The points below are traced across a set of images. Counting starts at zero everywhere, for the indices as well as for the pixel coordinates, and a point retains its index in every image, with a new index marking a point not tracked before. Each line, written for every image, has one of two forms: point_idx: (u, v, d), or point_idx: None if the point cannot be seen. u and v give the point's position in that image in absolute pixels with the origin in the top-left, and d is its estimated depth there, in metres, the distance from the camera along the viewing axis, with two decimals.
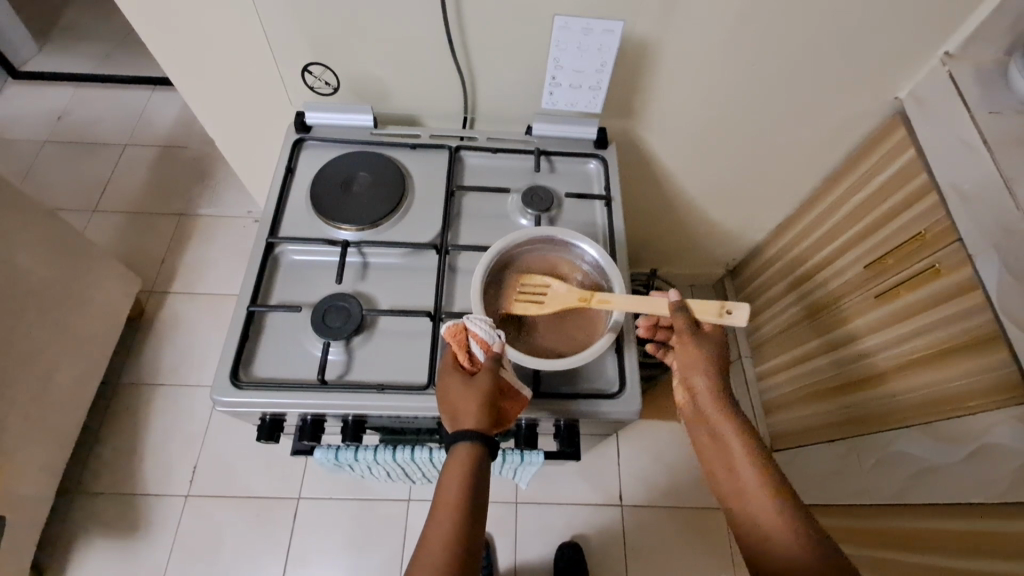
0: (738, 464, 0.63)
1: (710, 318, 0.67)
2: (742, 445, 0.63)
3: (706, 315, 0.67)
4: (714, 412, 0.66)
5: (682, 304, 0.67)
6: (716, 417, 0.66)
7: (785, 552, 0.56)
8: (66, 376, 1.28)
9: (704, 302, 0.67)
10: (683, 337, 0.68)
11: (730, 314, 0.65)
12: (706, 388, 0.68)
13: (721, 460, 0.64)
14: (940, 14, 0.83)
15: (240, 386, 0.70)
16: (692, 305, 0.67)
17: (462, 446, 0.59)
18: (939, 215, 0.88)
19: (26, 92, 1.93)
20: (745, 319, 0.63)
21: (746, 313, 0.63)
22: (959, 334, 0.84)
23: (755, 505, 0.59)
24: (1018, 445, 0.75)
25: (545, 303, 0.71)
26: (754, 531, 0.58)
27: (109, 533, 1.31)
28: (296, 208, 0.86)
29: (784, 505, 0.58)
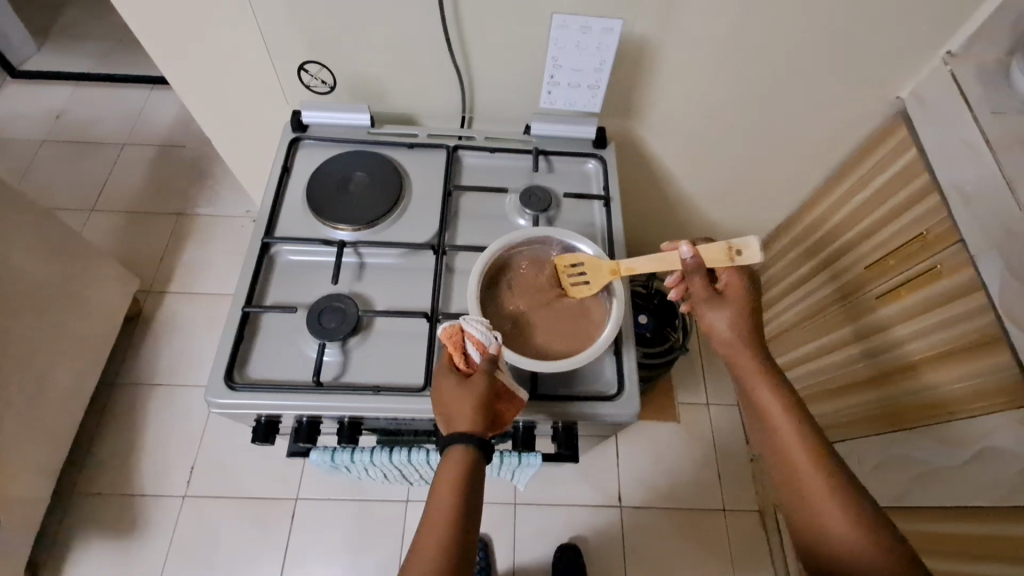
0: (783, 441, 0.62)
1: (722, 264, 0.66)
2: (791, 424, 0.62)
3: (718, 261, 0.66)
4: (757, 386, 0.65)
5: (697, 261, 0.67)
6: (763, 392, 0.65)
7: (838, 534, 0.56)
8: (63, 377, 1.28)
9: (712, 246, 0.67)
10: (701, 303, 0.69)
11: (742, 255, 0.65)
12: (750, 361, 0.66)
13: (768, 435, 0.64)
14: (943, 13, 0.82)
15: (234, 388, 0.69)
16: (704, 255, 0.67)
17: (455, 450, 0.58)
18: (940, 217, 0.87)
19: (24, 91, 1.92)
20: (758, 256, 0.64)
21: (757, 248, 0.64)
22: (958, 336, 0.83)
23: (802, 483, 0.59)
24: (1019, 447, 0.74)
25: (591, 279, 0.72)
26: (803, 510, 0.59)
27: (105, 534, 1.30)
28: (292, 207, 0.86)
29: (836, 485, 0.58)
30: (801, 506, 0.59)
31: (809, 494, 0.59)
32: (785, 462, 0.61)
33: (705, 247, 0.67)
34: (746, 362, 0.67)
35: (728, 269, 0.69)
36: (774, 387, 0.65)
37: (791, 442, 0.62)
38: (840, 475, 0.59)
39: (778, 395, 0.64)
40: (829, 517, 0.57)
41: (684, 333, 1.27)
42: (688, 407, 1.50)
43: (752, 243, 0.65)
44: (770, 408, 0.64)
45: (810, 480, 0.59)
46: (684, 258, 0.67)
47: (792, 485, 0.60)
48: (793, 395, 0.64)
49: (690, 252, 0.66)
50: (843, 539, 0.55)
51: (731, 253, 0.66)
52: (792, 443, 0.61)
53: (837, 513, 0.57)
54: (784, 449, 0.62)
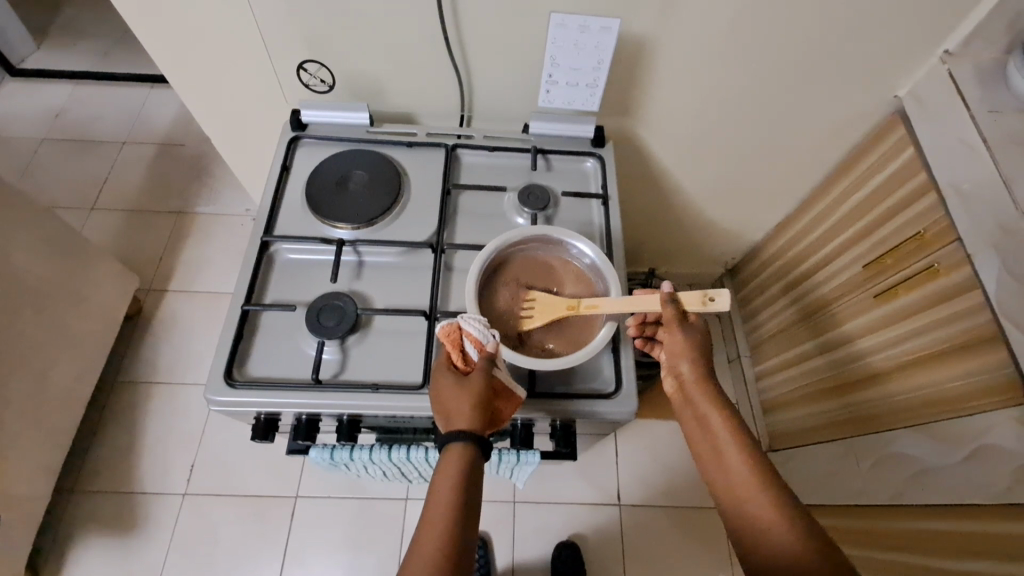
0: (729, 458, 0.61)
1: (695, 308, 0.66)
2: (732, 438, 0.62)
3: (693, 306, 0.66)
4: (704, 405, 0.65)
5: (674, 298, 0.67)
6: (705, 408, 0.65)
7: (779, 550, 0.54)
8: (63, 376, 1.28)
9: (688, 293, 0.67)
10: (671, 326, 0.68)
11: (714, 302, 0.64)
12: (696, 378, 0.67)
13: (711, 451, 0.63)
14: (939, 12, 0.82)
15: (234, 385, 0.70)
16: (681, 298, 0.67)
17: (455, 448, 0.58)
18: (936, 215, 0.88)
19: (24, 90, 1.93)
20: (728, 305, 0.62)
21: (729, 297, 0.62)
22: (957, 334, 0.84)
23: (746, 498, 0.58)
24: (1016, 446, 0.74)
25: (535, 315, 0.71)
26: (745, 524, 0.57)
27: (106, 531, 1.31)
28: (291, 206, 0.86)
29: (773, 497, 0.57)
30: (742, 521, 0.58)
31: (749, 507, 0.58)
32: (726, 476, 0.61)
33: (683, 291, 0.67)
34: (691, 379, 0.67)
35: None
36: (716, 402, 0.65)
37: (733, 456, 0.61)
38: (779, 488, 0.58)
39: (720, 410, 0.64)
40: (768, 529, 0.56)
41: None
42: None
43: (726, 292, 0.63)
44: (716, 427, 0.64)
45: (750, 492, 0.58)
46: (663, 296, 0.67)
47: (733, 501, 0.59)
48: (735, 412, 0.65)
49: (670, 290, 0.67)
50: (782, 551, 0.54)
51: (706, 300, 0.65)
52: (734, 457, 0.61)
53: (777, 524, 0.56)
54: (726, 463, 0.62)
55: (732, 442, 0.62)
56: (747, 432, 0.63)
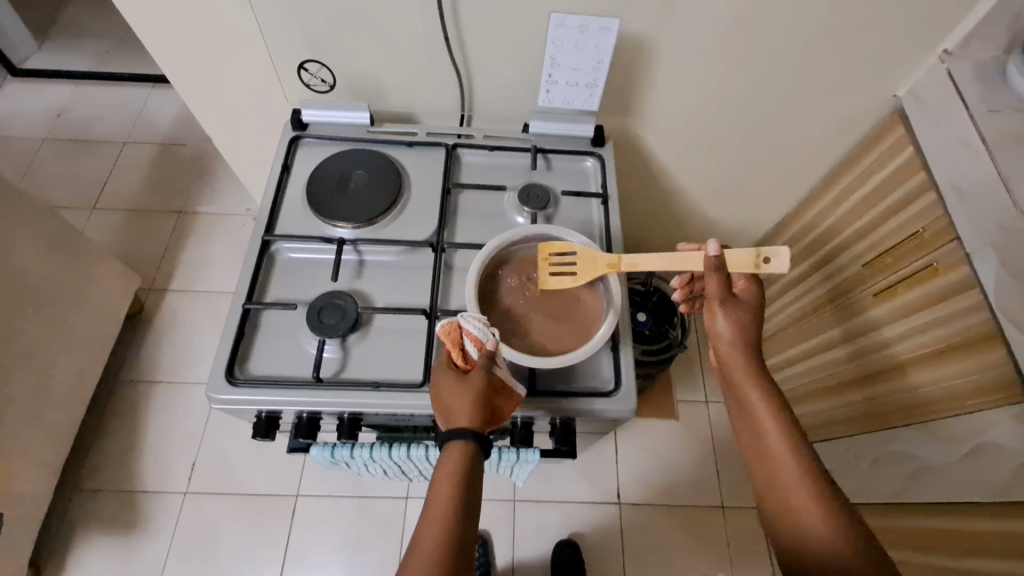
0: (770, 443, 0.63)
1: (747, 269, 0.65)
2: (775, 423, 0.64)
3: (743, 267, 0.65)
4: (748, 387, 0.67)
5: (719, 261, 0.65)
6: (749, 391, 0.66)
7: (815, 538, 0.56)
8: (65, 375, 1.29)
9: (739, 253, 0.65)
10: (715, 301, 0.68)
11: (768, 263, 0.63)
12: (741, 361, 0.68)
13: (752, 432, 0.65)
14: (938, 13, 0.83)
15: (235, 383, 0.70)
16: (730, 260, 0.66)
17: (455, 446, 0.59)
18: (935, 215, 0.87)
19: (25, 90, 1.93)
20: (787, 266, 0.62)
21: (788, 257, 0.61)
22: (953, 333, 0.84)
23: (785, 486, 0.60)
24: (1015, 443, 0.75)
25: (578, 272, 0.72)
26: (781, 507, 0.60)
27: (108, 530, 1.31)
28: (292, 205, 0.86)
29: (813, 484, 0.59)
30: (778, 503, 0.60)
31: (786, 490, 0.60)
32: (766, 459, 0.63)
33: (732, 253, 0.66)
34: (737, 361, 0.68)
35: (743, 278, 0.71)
36: (761, 385, 0.66)
37: (774, 441, 0.63)
38: (818, 476, 0.60)
39: (764, 394, 0.65)
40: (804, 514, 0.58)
41: (683, 330, 1.28)
42: (687, 405, 1.51)
43: (782, 251, 0.63)
44: (757, 411, 0.65)
45: (789, 477, 0.60)
46: (709, 257, 0.65)
47: (771, 483, 0.61)
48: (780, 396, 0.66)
49: (716, 253, 0.64)
50: (817, 537, 0.56)
51: (758, 260, 0.64)
52: (775, 442, 0.63)
53: (813, 510, 0.58)
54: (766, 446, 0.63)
55: (774, 427, 0.64)
56: (791, 417, 0.64)
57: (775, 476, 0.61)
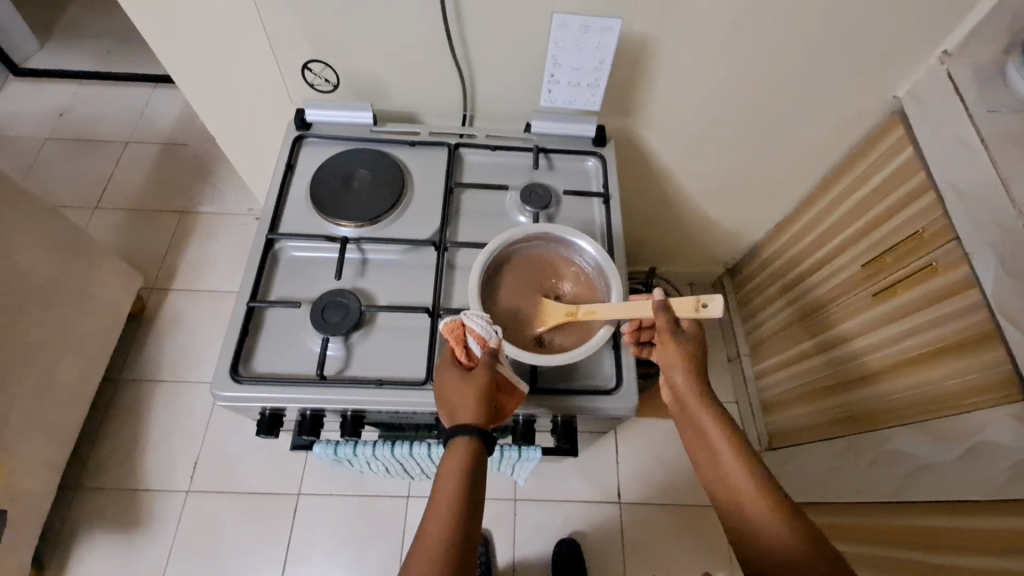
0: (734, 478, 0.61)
1: (688, 314, 0.66)
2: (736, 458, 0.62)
3: (685, 311, 0.66)
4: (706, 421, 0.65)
5: (665, 304, 0.67)
6: (699, 415, 0.66)
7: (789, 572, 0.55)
8: (68, 373, 1.29)
9: (681, 298, 0.67)
10: (666, 338, 0.67)
11: (707, 308, 0.65)
12: (689, 387, 0.67)
13: (707, 457, 0.65)
14: (936, 14, 0.83)
15: (240, 380, 0.71)
16: (673, 304, 0.67)
17: (460, 441, 0.59)
18: (935, 214, 0.88)
19: (28, 90, 1.94)
20: (722, 311, 0.63)
21: (721, 304, 0.63)
22: (953, 333, 0.85)
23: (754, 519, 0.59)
24: (1013, 442, 0.75)
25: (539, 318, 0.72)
26: (743, 528, 0.59)
27: (110, 529, 1.32)
28: (296, 204, 0.87)
29: (768, 500, 0.59)
30: (740, 524, 0.60)
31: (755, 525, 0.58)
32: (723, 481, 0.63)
33: (675, 298, 0.67)
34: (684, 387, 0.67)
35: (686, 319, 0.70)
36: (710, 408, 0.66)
37: (727, 462, 0.63)
38: (773, 491, 0.60)
39: (715, 418, 0.65)
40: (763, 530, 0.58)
41: None
42: None
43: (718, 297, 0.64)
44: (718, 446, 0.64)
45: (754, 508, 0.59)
46: (656, 301, 0.67)
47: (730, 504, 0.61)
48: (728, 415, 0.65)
49: (661, 297, 0.66)
50: (778, 551, 0.56)
51: (698, 306, 0.66)
52: (729, 463, 0.62)
53: (771, 525, 0.57)
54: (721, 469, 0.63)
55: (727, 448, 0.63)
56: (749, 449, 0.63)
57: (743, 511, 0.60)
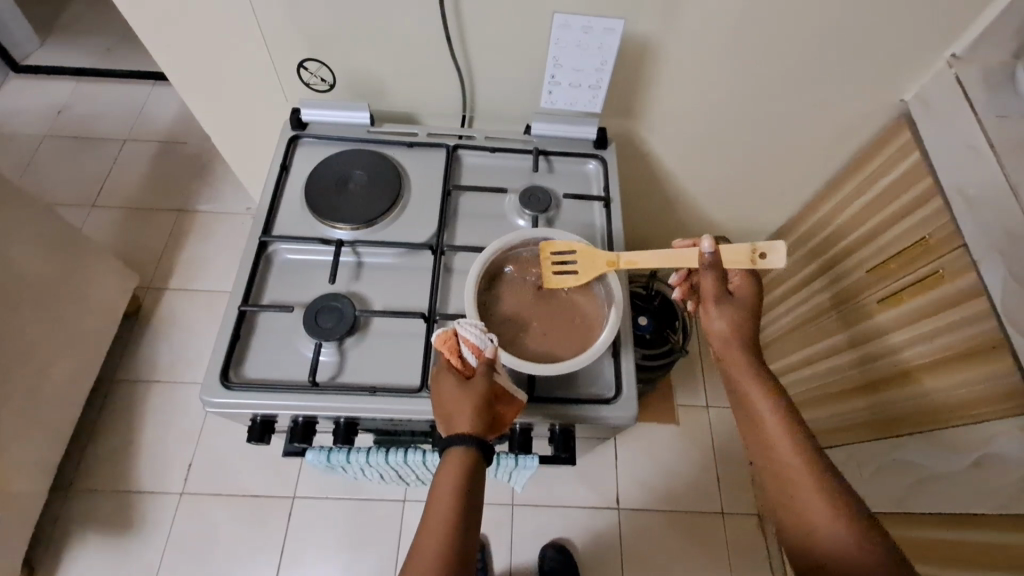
0: (778, 451, 0.63)
1: (743, 265, 0.65)
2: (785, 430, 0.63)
3: (739, 263, 0.65)
4: (751, 388, 0.66)
5: (714, 258, 0.66)
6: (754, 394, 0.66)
7: (829, 546, 0.57)
8: (63, 374, 1.28)
9: (734, 247, 0.65)
10: (711, 301, 0.69)
11: (764, 259, 0.64)
12: (738, 353, 0.68)
13: (753, 424, 0.66)
14: (946, 17, 0.82)
15: (230, 386, 0.69)
16: (724, 255, 0.66)
17: (456, 451, 0.58)
18: (942, 220, 0.86)
19: (27, 86, 1.92)
20: (783, 262, 0.62)
21: (784, 254, 0.62)
22: (961, 341, 0.82)
23: (801, 499, 0.60)
24: (1019, 454, 0.74)
25: (580, 271, 0.71)
26: (790, 514, 0.60)
27: (102, 530, 1.30)
28: (291, 205, 0.85)
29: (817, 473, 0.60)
30: (789, 508, 0.60)
31: (801, 504, 0.59)
32: (778, 470, 0.62)
33: (727, 248, 0.66)
34: (740, 369, 0.68)
35: (740, 275, 0.71)
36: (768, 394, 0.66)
37: (773, 431, 0.64)
38: (831, 480, 0.60)
39: (763, 388, 0.66)
40: (816, 514, 0.58)
41: (685, 335, 1.27)
42: (687, 409, 1.49)
43: (777, 246, 0.63)
44: (765, 414, 0.65)
45: (798, 484, 0.60)
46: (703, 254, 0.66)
47: (784, 493, 0.61)
48: (787, 402, 0.65)
49: (711, 249, 0.65)
50: (830, 541, 0.57)
51: (754, 255, 0.65)
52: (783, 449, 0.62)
53: (831, 517, 0.57)
54: (777, 455, 0.63)
55: (784, 435, 0.63)
56: (797, 420, 0.64)
57: (785, 479, 0.61)
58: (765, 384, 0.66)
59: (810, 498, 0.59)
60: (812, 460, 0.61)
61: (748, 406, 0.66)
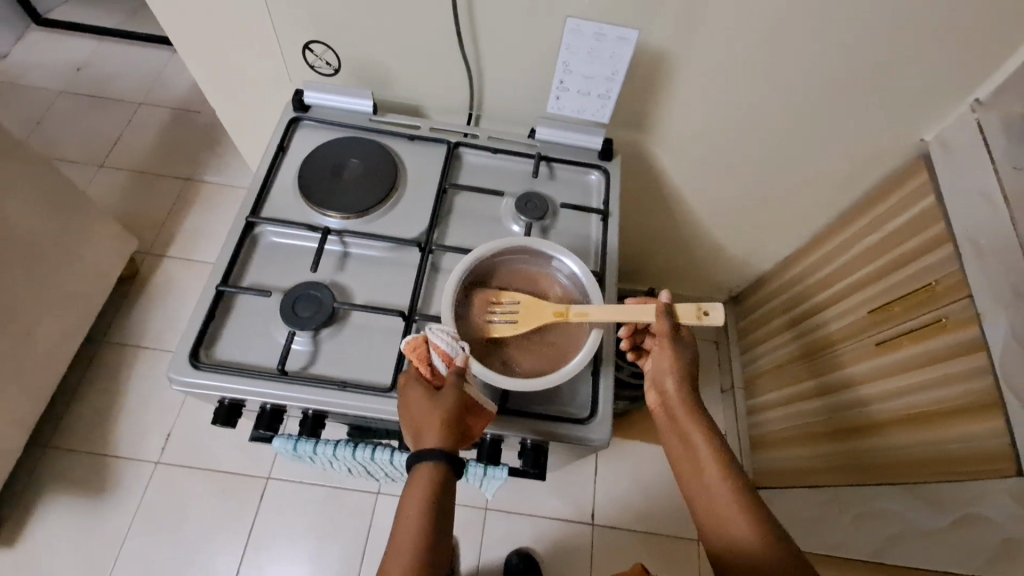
0: (719, 500, 0.59)
1: (690, 322, 0.63)
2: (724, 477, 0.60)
3: (687, 318, 0.63)
4: (692, 432, 0.63)
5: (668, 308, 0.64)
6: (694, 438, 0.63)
7: None
8: (50, 332, 1.28)
9: (686, 305, 0.64)
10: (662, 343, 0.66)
11: (707, 317, 0.61)
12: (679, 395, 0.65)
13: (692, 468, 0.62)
14: (973, 58, 0.79)
15: (198, 366, 0.68)
16: (676, 309, 0.64)
17: (423, 468, 0.56)
18: (950, 268, 0.84)
19: (49, 41, 1.93)
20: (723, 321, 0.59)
21: (723, 313, 0.59)
22: (958, 395, 0.80)
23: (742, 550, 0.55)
24: (1005, 518, 0.71)
25: (520, 321, 0.68)
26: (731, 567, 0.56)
27: (73, 492, 1.30)
28: (283, 188, 0.83)
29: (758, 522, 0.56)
30: (729, 560, 0.56)
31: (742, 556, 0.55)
32: (717, 518, 0.58)
33: (680, 304, 0.64)
34: (681, 412, 0.65)
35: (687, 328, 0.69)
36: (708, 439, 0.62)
37: (713, 476, 0.60)
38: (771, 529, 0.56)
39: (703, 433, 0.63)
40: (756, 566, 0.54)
41: None
42: None
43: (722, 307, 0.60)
44: (704, 460, 0.61)
45: (738, 534, 0.56)
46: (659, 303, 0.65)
47: (722, 549, 0.57)
48: (727, 451, 0.62)
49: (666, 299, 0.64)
50: None
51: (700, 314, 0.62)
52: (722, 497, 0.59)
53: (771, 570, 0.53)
54: (720, 511, 0.58)
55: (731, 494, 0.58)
56: (737, 467, 0.61)
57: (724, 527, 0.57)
58: (705, 428, 0.63)
59: (752, 552, 0.55)
60: (756, 515, 0.57)
61: (688, 456, 0.63)
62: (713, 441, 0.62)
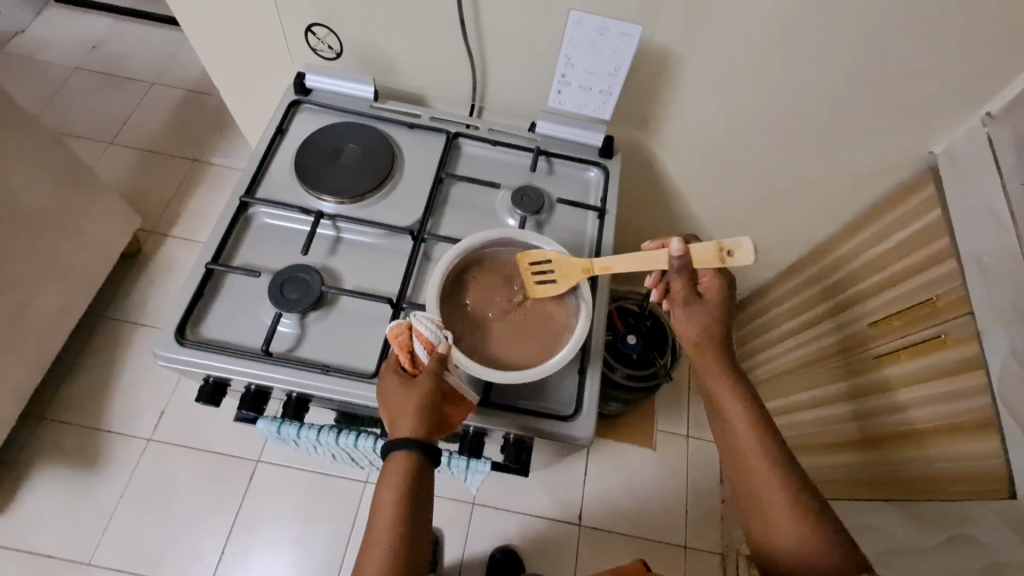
0: (747, 454, 0.62)
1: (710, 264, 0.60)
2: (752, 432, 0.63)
3: (707, 262, 0.60)
4: (720, 391, 0.66)
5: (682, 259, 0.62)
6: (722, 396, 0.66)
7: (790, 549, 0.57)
8: (49, 304, 1.29)
9: (700, 247, 0.61)
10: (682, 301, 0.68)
11: (731, 257, 0.59)
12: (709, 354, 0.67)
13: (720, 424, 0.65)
14: (985, 68, 0.77)
15: (184, 343, 0.68)
16: (691, 253, 0.61)
17: (398, 456, 0.56)
18: (954, 283, 0.81)
19: (66, 17, 1.94)
20: (750, 258, 0.58)
21: (751, 251, 0.58)
22: (954, 413, 0.78)
23: (767, 501, 0.59)
24: (998, 542, 0.70)
25: (558, 279, 0.69)
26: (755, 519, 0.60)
27: (65, 464, 1.31)
28: (280, 170, 0.83)
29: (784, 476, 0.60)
30: (755, 512, 0.60)
31: (768, 507, 0.59)
32: (744, 473, 0.62)
33: (693, 247, 0.61)
34: (711, 369, 0.67)
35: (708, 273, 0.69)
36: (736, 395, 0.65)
37: (741, 431, 0.63)
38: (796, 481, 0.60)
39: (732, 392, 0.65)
40: (780, 517, 0.58)
41: (672, 360, 1.23)
42: (667, 435, 1.45)
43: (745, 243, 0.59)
44: (733, 416, 0.64)
45: (765, 487, 0.60)
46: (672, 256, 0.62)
47: (747, 500, 0.61)
48: (765, 421, 0.64)
49: (678, 251, 0.61)
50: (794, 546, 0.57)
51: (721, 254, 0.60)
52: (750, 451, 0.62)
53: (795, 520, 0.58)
54: (748, 466, 0.62)
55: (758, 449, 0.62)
56: (766, 421, 0.64)
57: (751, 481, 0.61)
58: (733, 386, 0.66)
59: (777, 504, 0.59)
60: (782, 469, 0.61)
61: (725, 425, 0.65)
62: (742, 397, 0.65)
